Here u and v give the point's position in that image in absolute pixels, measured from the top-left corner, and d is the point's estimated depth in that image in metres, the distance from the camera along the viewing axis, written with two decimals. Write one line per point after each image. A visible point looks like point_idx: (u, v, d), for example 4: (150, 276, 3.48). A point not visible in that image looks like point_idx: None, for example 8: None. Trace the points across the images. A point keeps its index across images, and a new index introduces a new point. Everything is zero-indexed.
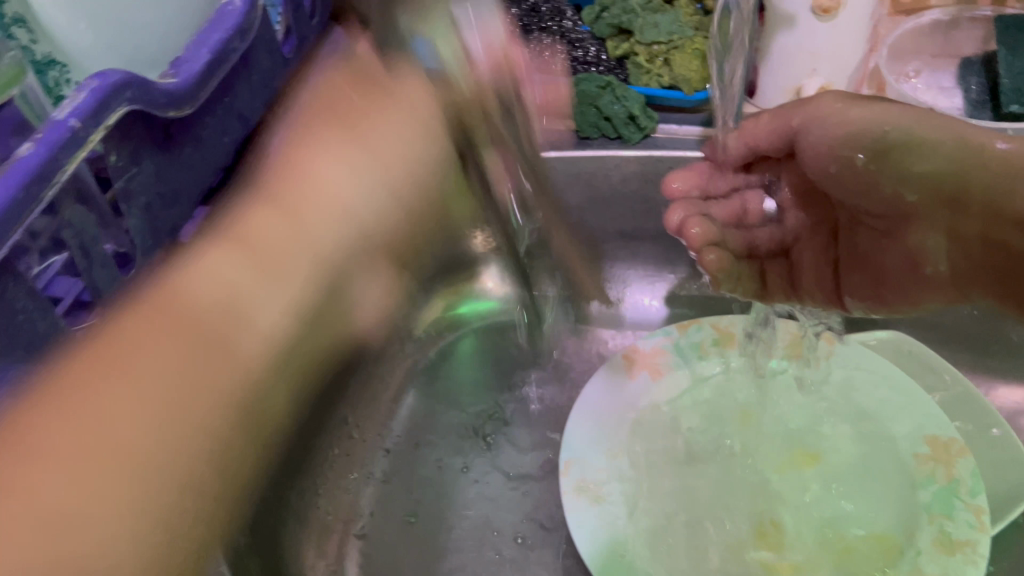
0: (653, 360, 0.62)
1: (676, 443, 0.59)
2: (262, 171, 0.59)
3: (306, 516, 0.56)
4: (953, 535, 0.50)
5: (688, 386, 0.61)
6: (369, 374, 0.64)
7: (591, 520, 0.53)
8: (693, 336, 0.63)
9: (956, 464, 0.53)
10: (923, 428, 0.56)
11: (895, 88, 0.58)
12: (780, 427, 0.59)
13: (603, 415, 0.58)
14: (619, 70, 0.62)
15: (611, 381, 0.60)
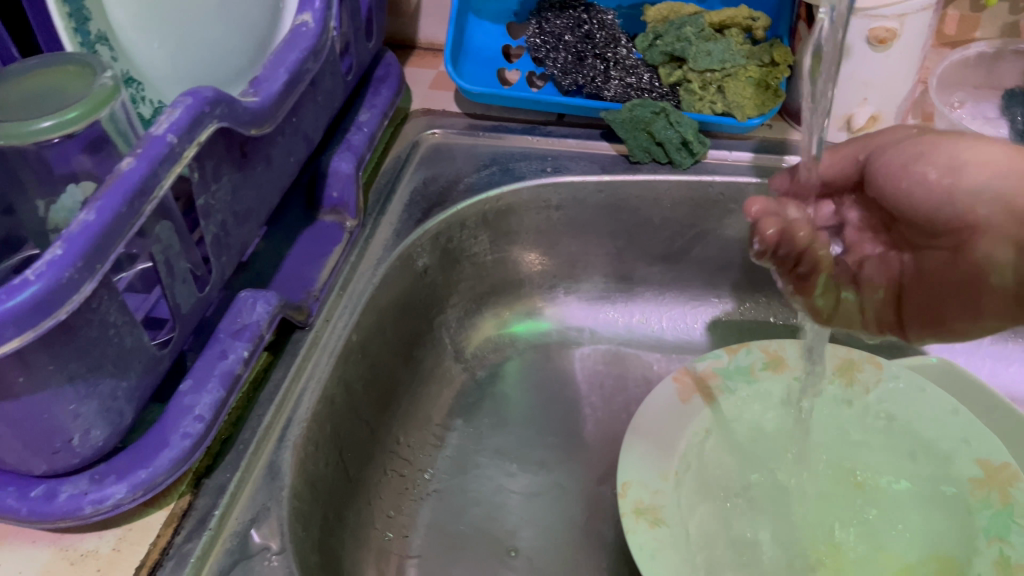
0: (707, 383, 0.61)
1: (734, 469, 0.59)
2: (321, 191, 0.59)
3: (365, 537, 0.55)
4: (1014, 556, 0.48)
5: (741, 409, 0.62)
6: (419, 395, 0.64)
7: (651, 541, 0.52)
8: (744, 359, 0.63)
9: (1011, 487, 0.52)
10: (978, 451, 0.55)
11: (945, 117, 0.59)
12: (840, 457, 0.60)
13: (662, 436, 0.58)
14: (671, 97, 0.63)
15: (667, 402, 0.60)
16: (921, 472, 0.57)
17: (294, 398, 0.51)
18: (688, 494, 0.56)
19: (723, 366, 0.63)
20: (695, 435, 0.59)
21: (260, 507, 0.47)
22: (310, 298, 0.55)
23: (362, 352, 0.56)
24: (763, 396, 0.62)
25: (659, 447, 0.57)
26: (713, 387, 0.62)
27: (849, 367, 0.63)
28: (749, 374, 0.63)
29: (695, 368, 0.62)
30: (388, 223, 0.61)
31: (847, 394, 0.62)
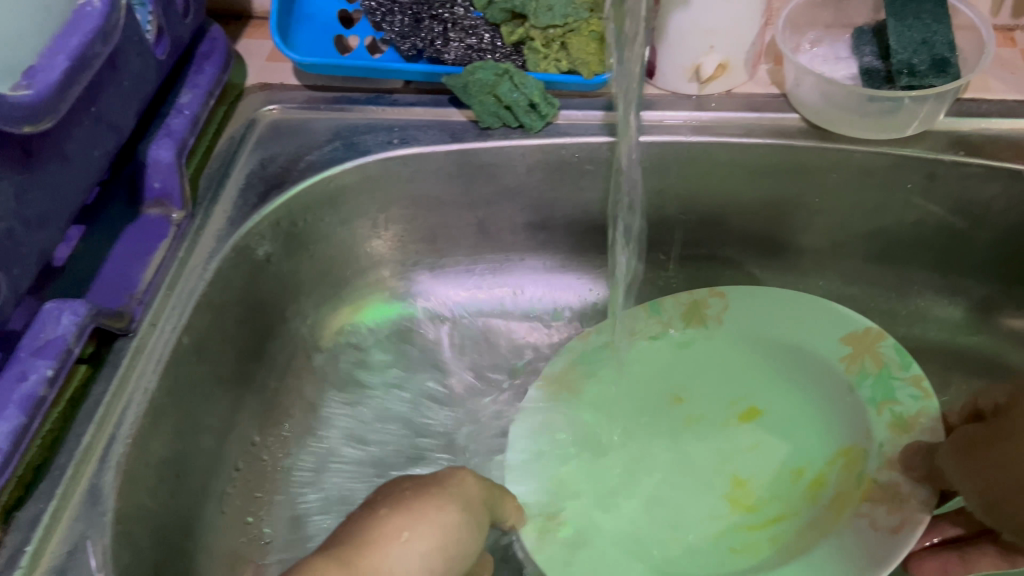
0: (567, 378, 0.61)
1: (617, 441, 0.59)
2: (142, 183, 0.55)
3: (215, 550, 0.52)
4: (903, 410, 0.52)
5: (605, 398, 0.61)
6: (275, 392, 0.61)
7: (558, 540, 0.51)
8: (597, 342, 0.63)
9: (878, 349, 0.55)
10: (837, 331, 0.57)
11: (792, 61, 0.57)
12: (713, 389, 0.61)
13: (534, 452, 0.57)
14: (516, 56, 0.59)
15: (535, 406, 0.59)
16: (800, 373, 0.59)
17: (116, 416, 0.47)
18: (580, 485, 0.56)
19: (578, 357, 0.62)
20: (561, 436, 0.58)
21: (79, 537, 0.43)
22: (133, 301, 0.51)
23: (198, 354, 0.53)
24: (621, 373, 0.62)
25: (535, 453, 0.57)
26: (568, 374, 0.61)
27: (696, 309, 0.63)
28: (607, 358, 0.63)
29: (553, 367, 0.62)
30: (221, 212, 0.57)
31: (704, 334, 0.63)
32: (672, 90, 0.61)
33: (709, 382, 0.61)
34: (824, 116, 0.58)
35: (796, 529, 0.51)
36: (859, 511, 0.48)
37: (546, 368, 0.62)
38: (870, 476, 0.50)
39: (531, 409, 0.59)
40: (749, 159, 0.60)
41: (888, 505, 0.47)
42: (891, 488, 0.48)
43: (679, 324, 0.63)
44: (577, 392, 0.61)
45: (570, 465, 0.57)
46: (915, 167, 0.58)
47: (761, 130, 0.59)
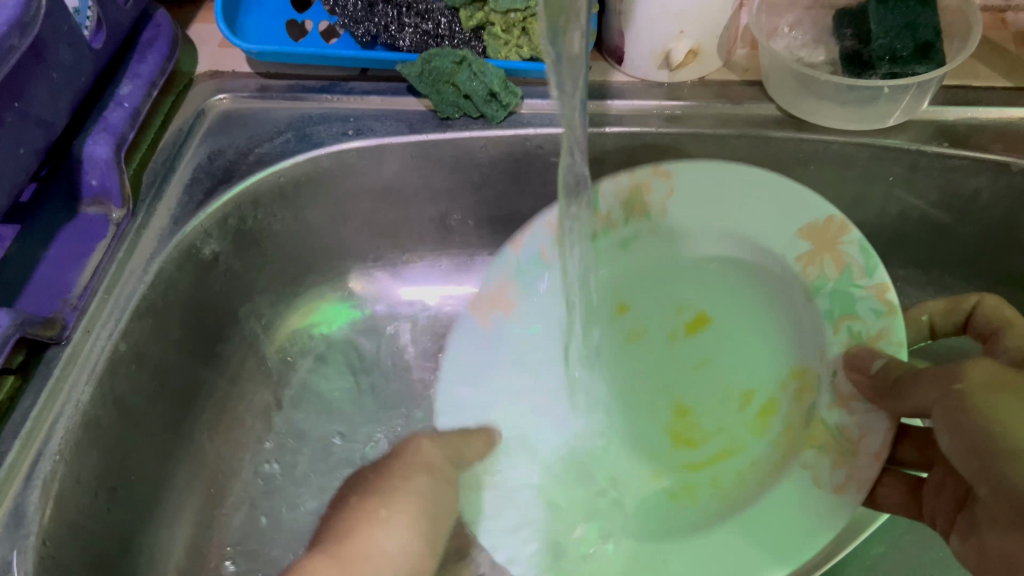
0: (498, 302, 0.54)
1: (554, 370, 0.57)
2: (77, 180, 0.52)
3: (158, 564, 0.51)
4: (864, 330, 0.46)
5: (540, 345, 0.57)
6: (227, 392, 0.60)
7: (501, 520, 0.51)
8: (531, 243, 0.54)
9: (840, 247, 0.47)
10: (794, 222, 0.49)
11: (766, 47, 0.54)
12: (657, 304, 0.57)
13: (460, 415, 0.53)
14: (475, 43, 0.56)
15: (465, 352, 0.54)
16: (766, 285, 0.53)
17: (44, 430, 0.45)
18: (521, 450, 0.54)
19: (511, 283, 0.55)
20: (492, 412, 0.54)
21: (1, 561, 0.41)
22: (66, 307, 0.49)
23: (137, 361, 0.51)
24: (553, 311, 0.56)
25: (473, 421, 0.53)
26: (496, 294, 0.54)
27: (638, 195, 0.53)
28: (534, 296, 0.56)
29: (485, 285, 0.54)
30: (165, 209, 0.54)
31: (641, 236, 0.54)
32: (642, 78, 0.58)
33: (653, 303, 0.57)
34: (800, 106, 0.55)
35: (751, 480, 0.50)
36: (807, 460, 0.45)
37: (475, 295, 0.54)
38: (820, 416, 0.46)
39: (457, 365, 0.54)
40: (721, 148, 0.57)
41: (836, 454, 0.44)
42: (841, 432, 0.44)
43: (619, 215, 0.53)
44: (507, 343, 0.55)
45: (517, 445, 0.54)
46: (896, 158, 0.55)
47: (734, 120, 0.56)
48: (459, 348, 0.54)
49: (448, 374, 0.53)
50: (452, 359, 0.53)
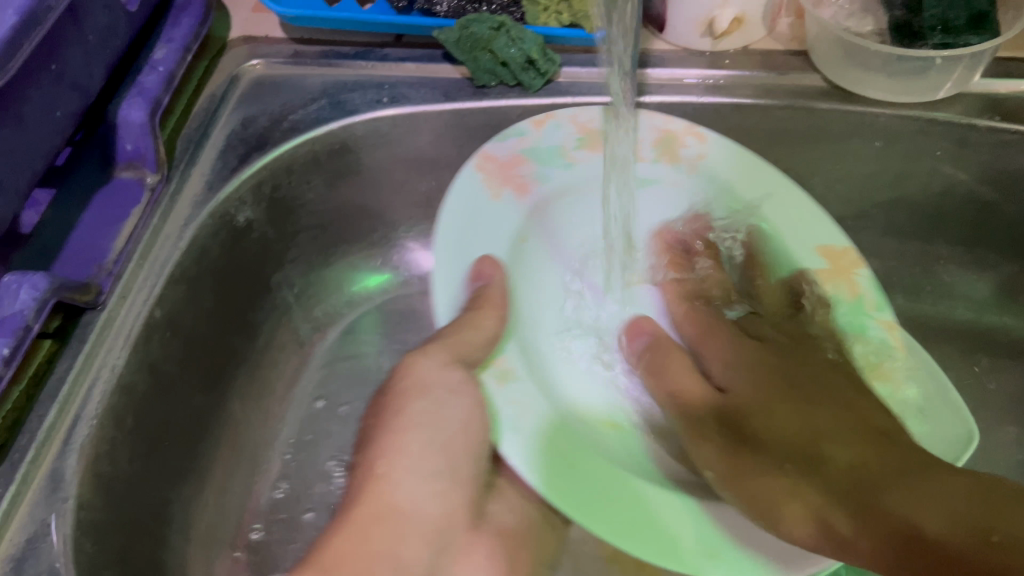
0: (517, 171, 0.53)
1: (557, 265, 0.57)
2: (113, 145, 0.51)
3: (192, 530, 0.51)
4: (864, 354, 0.51)
5: (553, 247, 0.57)
6: (260, 359, 0.60)
7: (511, 410, 0.45)
8: (554, 137, 0.54)
9: (854, 277, 0.51)
10: (816, 236, 0.53)
11: (813, 15, 0.52)
12: (633, 208, 0.58)
13: (458, 261, 0.49)
14: (514, 8, 0.55)
15: (472, 197, 0.51)
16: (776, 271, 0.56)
17: (81, 395, 0.45)
18: (539, 374, 0.50)
19: (551, 187, 0.55)
20: (510, 239, 0.53)
21: (40, 523, 0.41)
22: (102, 272, 0.48)
23: (172, 328, 0.50)
24: (569, 222, 0.58)
25: (478, 255, 0.50)
26: (526, 179, 0.53)
27: (669, 142, 0.55)
28: (568, 189, 0.56)
29: (497, 150, 0.53)
30: (199, 175, 0.54)
31: (664, 183, 0.57)
32: (683, 46, 0.56)
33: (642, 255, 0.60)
34: (846, 76, 0.53)
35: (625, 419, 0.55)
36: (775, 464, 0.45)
37: (485, 150, 0.53)
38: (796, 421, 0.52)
39: (465, 202, 0.51)
40: (762, 120, 0.56)
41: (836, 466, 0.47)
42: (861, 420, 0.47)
43: (648, 153, 0.56)
44: (528, 222, 0.54)
45: (518, 330, 0.51)
46: (943, 133, 0.53)
47: (777, 91, 0.55)
48: (470, 192, 0.51)
49: (469, 249, 0.50)
50: (447, 226, 0.50)
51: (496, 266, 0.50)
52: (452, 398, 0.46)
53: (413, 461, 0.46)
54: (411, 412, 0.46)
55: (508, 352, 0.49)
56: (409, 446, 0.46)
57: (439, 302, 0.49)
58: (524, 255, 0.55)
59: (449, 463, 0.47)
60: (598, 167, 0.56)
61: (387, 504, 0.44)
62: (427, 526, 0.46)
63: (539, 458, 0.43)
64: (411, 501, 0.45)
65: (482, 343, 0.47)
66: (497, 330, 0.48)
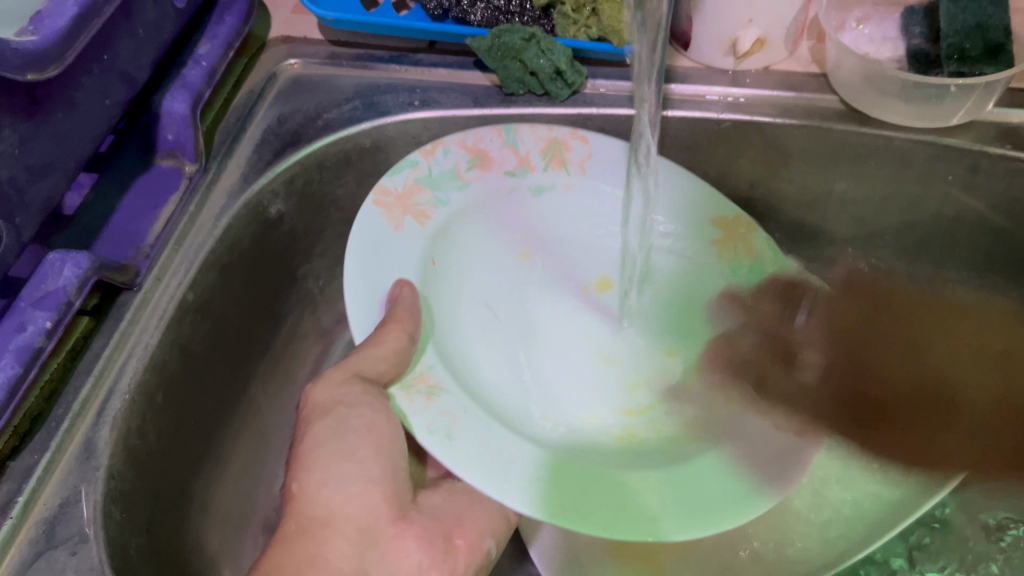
0: (413, 201, 0.53)
1: (528, 292, 0.57)
2: (155, 134, 0.53)
3: (211, 508, 0.53)
4: (761, 299, 0.56)
5: (482, 261, 0.56)
6: (283, 348, 0.62)
7: (441, 419, 0.43)
8: (445, 161, 0.55)
9: (750, 240, 0.56)
10: (709, 212, 0.57)
11: (834, 39, 0.54)
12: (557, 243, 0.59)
13: (371, 290, 0.48)
14: (544, 21, 0.57)
15: (378, 235, 0.50)
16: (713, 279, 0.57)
17: (115, 370, 0.47)
18: (465, 384, 0.47)
19: (453, 210, 0.54)
20: (423, 264, 0.51)
21: (71, 490, 0.43)
22: (139, 255, 0.50)
23: (203, 311, 0.52)
24: (493, 234, 0.57)
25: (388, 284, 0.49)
26: (423, 207, 0.53)
27: (557, 148, 0.57)
28: (473, 208, 0.56)
29: (393, 183, 0.53)
30: (235, 167, 0.56)
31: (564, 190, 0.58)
32: (707, 64, 0.59)
33: (569, 266, 0.58)
34: (864, 100, 0.55)
35: (681, 418, 0.50)
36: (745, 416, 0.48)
37: (380, 184, 0.52)
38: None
39: (369, 238, 0.50)
40: (781, 137, 0.58)
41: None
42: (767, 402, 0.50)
43: (538, 162, 0.58)
44: (435, 244, 0.53)
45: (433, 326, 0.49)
46: (956, 159, 0.55)
47: (796, 112, 0.57)
48: (373, 229, 0.50)
49: (378, 283, 0.48)
50: (356, 257, 0.49)
51: (409, 286, 0.48)
52: (353, 408, 0.44)
53: (328, 472, 0.43)
54: (317, 431, 0.45)
55: (432, 367, 0.46)
56: (319, 461, 0.43)
57: (353, 326, 0.47)
58: (441, 276, 0.52)
59: (370, 460, 0.44)
60: (498, 180, 0.57)
61: (309, 517, 0.42)
62: (349, 527, 0.42)
63: (481, 460, 0.42)
64: (331, 507, 0.42)
65: (392, 358, 0.44)
66: (404, 342, 0.45)
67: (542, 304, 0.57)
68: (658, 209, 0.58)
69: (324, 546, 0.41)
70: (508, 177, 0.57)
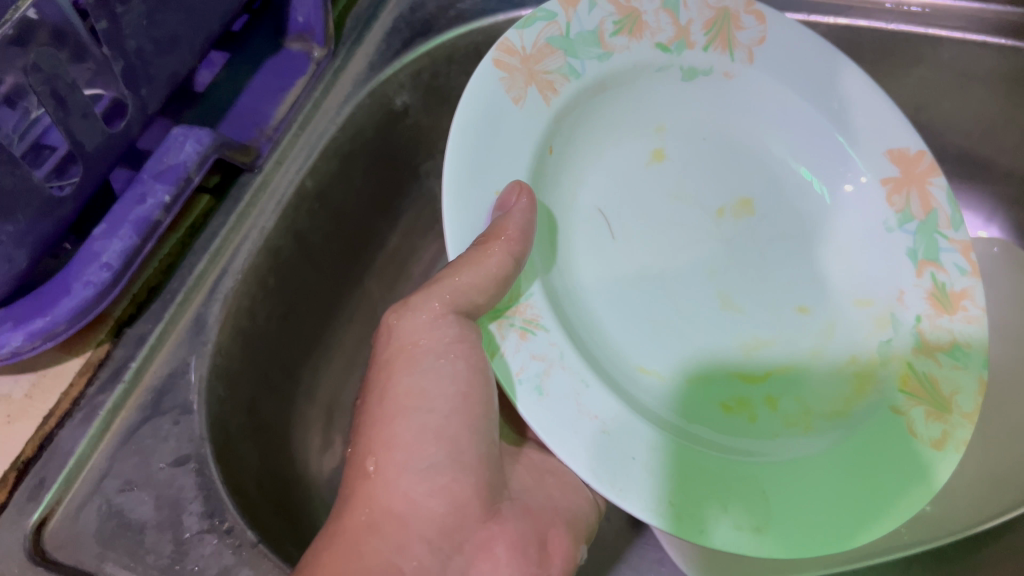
0: (542, 66, 0.43)
1: (656, 201, 0.48)
2: (286, 14, 0.52)
3: (316, 395, 0.54)
4: (946, 286, 0.44)
5: (613, 150, 0.48)
6: (401, 246, 0.61)
7: (532, 366, 0.39)
8: (589, 19, 0.44)
9: (929, 186, 0.46)
10: (884, 140, 0.46)
11: None
12: (692, 140, 0.49)
13: (479, 177, 0.40)
14: None
15: (490, 99, 0.41)
16: (876, 246, 0.46)
17: (231, 249, 0.47)
18: (566, 322, 0.42)
19: (587, 84, 0.45)
20: (539, 148, 0.43)
21: (181, 362, 0.44)
22: (262, 137, 0.50)
23: (321, 201, 0.52)
24: (628, 120, 0.48)
25: (501, 182, 0.41)
26: (551, 76, 0.43)
27: (725, 22, 0.46)
28: (611, 89, 0.46)
29: (521, 39, 0.43)
30: (363, 54, 0.55)
31: (714, 79, 0.48)
32: None
33: (705, 177, 0.48)
34: None
35: (800, 400, 0.45)
36: (894, 400, 0.42)
37: (503, 42, 0.42)
38: (906, 361, 0.43)
39: (480, 105, 0.41)
40: (947, 59, 0.54)
41: (931, 406, 0.41)
42: (931, 384, 0.42)
43: (699, 37, 0.47)
44: (556, 126, 0.44)
45: (545, 258, 0.43)
46: None
47: (981, 26, 0.52)
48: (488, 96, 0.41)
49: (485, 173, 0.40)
50: (464, 133, 0.40)
51: (526, 192, 0.40)
52: (442, 363, 0.39)
53: (410, 454, 0.38)
54: (397, 391, 0.39)
55: (533, 294, 0.41)
56: (403, 439, 0.38)
57: (448, 231, 0.39)
58: (559, 166, 0.45)
59: (456, 458, 0.38)
60: (647, 54, 0.46)
61: (384, 509, 0.36)
62: (431, 525, 0.37)
63: (570, 422, 0.38)
64: (412, 498, 0.37)
65: (490, 286, 0.38)
66: (507, 267, 0.38)
67: (670, 217, 0.47)
68: (832, 131, 0.47)
69: (401, 548, 0.36)
70: (661, 52, 0.46)
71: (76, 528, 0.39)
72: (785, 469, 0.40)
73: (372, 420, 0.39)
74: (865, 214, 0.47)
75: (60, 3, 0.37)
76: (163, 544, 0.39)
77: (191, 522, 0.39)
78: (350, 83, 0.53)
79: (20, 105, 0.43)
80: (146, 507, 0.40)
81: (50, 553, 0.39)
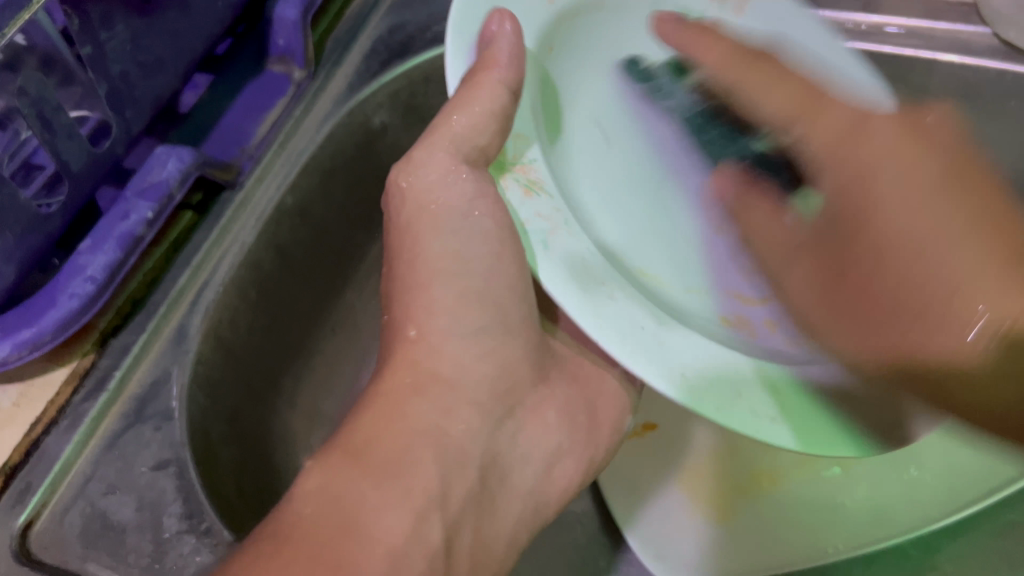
0: None
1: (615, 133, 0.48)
2: (267, 38, 0.54)
3: (298, 403, 0.56)
4: None
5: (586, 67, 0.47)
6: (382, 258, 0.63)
7: (538, 223, 0.40)
8: None
9: (879, 110, 0.50)
10: (841, 69, 0.52)
11: None
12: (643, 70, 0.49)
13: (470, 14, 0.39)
14: None
15: None
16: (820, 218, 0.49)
17: (213, 262, 0.49)
18: (568, 194, 0.43)
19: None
20: (541, 48, 0.43)
21: (163, 371, 0.46)
22: (244, 156, 0.52)
23: (301, 216, 0.54)
24: (597, 44, 0.48)
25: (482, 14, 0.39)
26: None
27: None
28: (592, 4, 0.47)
29: None
30: (342, 75, 0.57)
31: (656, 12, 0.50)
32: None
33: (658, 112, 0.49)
34: (1013, 34, 0.53)
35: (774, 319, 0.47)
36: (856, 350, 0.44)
37: None
38: None
39: None
40: (901, 71, 0.56)
41: None
42: None
43: None
44: (558, 23, 0.44)
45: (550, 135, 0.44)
46: None
47: (931, 44, 0.55)
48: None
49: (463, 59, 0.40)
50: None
51: (508, 19, 0.39)
52: (476, 219, 0.41)
53: (452, 318, 0.41)
54: (429, 255, 0.42)
55: (536, 158, 0.42)
56: (443, 301, 0.41)
57: (448, 63, 0.39)
58: (552, 66, 0.45)
59: (498, 314, 0.42)
60: None
61: (432, 371, 0.40)
62: (481, 390, 0.41)
63: (567, 275, 0.38)
64: (460, 363, 0.41)
65: (497, 117, 0.39)
66: (502, 100, 0.39)
67: (624, 127, 0.48)
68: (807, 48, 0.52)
69: (447, 413, 0.39)
70: None
71: (61, 531, 0.41)
72: (795, 377, 0.41)
73: (409, 285, 0.42)
74: (828, 125, 0.51)
75: (48, 31, 0.40)
76: (143, 544, 0.40)
77: (170, 523, 0.41)
78: (330, 104, 0.56)
79: (10, 128, 0.45)
80: (128, 509, 0.41)
81: (36, 554, 0.40)
